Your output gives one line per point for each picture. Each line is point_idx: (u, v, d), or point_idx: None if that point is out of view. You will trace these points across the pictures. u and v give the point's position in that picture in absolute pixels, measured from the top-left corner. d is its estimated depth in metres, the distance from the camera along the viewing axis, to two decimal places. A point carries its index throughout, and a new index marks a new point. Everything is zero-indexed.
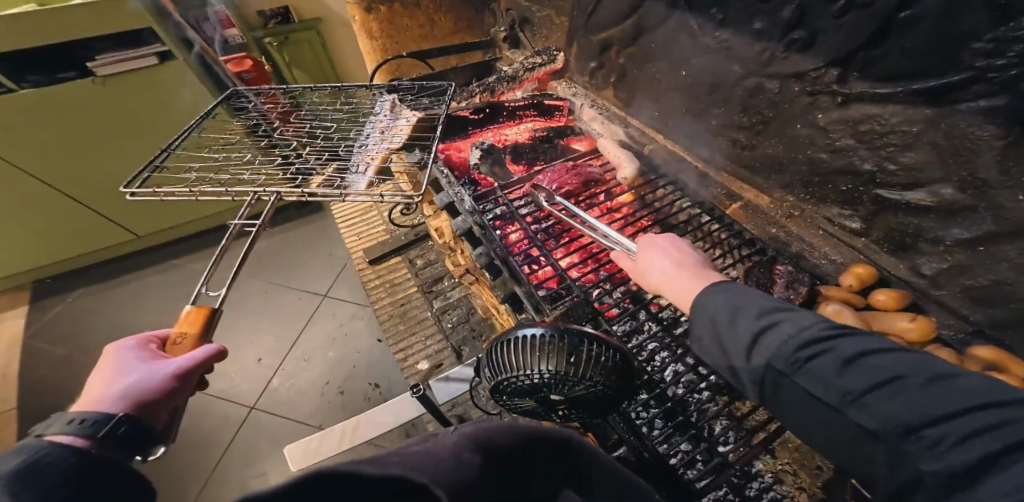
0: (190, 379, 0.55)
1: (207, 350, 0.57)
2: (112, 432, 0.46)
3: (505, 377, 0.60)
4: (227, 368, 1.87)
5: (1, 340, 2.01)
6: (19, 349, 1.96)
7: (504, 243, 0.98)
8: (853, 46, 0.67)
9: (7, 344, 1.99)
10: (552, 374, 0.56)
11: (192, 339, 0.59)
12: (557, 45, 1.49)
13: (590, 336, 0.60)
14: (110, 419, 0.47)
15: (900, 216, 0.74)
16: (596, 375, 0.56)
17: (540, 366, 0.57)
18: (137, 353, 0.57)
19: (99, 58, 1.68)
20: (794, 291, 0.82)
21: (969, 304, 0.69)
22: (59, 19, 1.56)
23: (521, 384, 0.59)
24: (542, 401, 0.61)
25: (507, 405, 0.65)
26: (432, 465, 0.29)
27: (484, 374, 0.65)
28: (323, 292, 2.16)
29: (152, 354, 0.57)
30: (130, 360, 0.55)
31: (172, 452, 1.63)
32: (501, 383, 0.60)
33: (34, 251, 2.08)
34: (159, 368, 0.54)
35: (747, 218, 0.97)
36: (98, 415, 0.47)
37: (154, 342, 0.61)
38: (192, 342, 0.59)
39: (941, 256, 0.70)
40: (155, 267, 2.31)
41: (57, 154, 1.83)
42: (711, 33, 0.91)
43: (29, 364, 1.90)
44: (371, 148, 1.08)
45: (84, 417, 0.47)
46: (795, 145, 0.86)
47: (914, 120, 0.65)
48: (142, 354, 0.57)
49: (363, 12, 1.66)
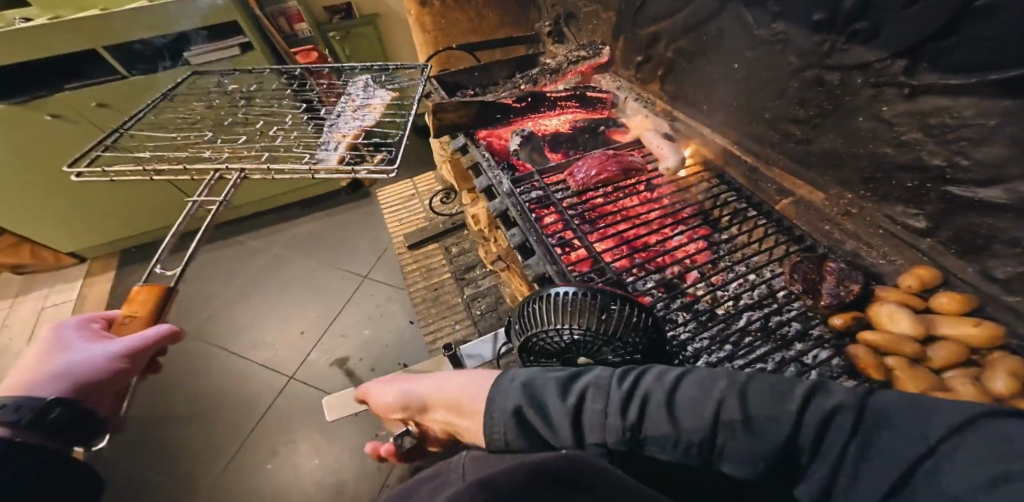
0: (137, 359, 0.60)
1: (156, 331, 0.61)
2: (43, 416, 0.49)
3: (535, 333, 0.68)
4: (273, 338, 2.00)
5: (89, 300, 2.26)
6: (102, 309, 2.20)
7: (539, 225, 1.00)
8: (923, 36, 0.63)
9: (93, 304, 2.24)
10: (582, 332, 0.64)
11: (142, 318, 0.64)
12: (603, 39, 1.50)
13: (618, 297, 0.67)
14: (40, 404, 0.50)
15: (973, 216, 0.68)
16: (622, 332, 0.63)
17: (568, 325, 0.66)
18: (76, 331, 0.61)
19: (195, 50, 1.89)
20: (845, 287, 0.78)
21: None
22: (165, 15, 1.75)
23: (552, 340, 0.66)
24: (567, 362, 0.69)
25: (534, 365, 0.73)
26: None
27: (515, 335, 0.73)
28: (363, 274, 2.28)
29: (95, 333, 0.62)
30: (69, 337, 0.60)
31: (219, 412, 1.76)
32: (531, 340, 0.68)
33: (125, 221, 2.35)
34: (102, 349, 0.58)
35: (799, 215, 0.93)
36: (25, 401, 0.49)
37: (98, 321, 0.65)
38: (143, 320, 0.64)
39: (1017, 259, 0.64)
40: (219, 242, 2.53)
41: None
42: (767, 25, 0.89)
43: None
44: (343, 127, 1.15)
45: (6, 403, 0.48)
46: (856, 139, 0.81)
47: (991, 113, 0.60)
48: (83, 333, 0.61)
49: (418, 7, 1.76)
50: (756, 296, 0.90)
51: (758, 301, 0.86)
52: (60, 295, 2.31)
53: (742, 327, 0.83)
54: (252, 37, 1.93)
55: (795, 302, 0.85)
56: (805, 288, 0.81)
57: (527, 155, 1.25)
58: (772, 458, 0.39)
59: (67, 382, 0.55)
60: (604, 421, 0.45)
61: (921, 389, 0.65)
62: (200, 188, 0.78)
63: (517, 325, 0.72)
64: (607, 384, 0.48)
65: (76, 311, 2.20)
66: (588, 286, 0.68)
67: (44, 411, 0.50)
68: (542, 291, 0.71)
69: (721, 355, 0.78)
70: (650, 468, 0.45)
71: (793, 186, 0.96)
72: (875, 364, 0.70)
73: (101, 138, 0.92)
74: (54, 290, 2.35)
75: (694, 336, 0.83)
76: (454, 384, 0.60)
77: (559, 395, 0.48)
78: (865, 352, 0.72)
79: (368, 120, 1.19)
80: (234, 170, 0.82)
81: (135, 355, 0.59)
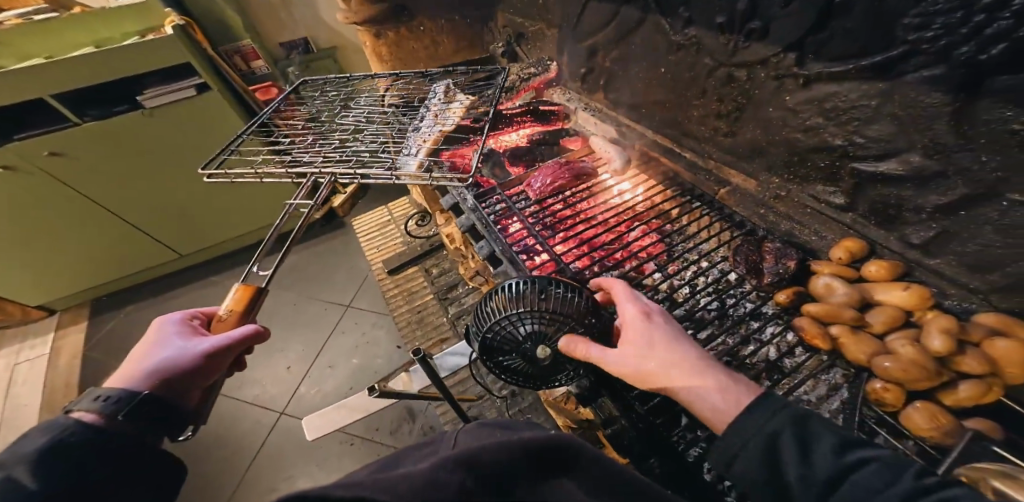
0: (222, 358, 0.62)
1: (241, 332, 0.64)
2: (134, 410, 0.53)
3: (489, 329, 0.74)
4: (260, 375, 1.99)
5: (64, 353, 2.20)
6: (79, 361, 2.14)
7: (504, 235, 1.07)
8: (804, 30, 0.74)
9: (69, 357, 2.17)
10: (532, 319, 0.71)
11: (234, 316, 0.68)
12: (549, 56, 1.59)
13: (558, 281, 0.75)
14: (133, 398, 0.53)
15: (881, 188, 0.78)
16: (562, 308, 0.70)
17: (520, 314, 0.72)
18: (177, 327, 0.66)
19: (149, 93, 1.89)
20: (783, 263, 0.85)
21: (966, 272, 0.72)
22: (110, 59, 1.74)
23: (507, 331, 0.73)
24: (527, 358, 0.73)
25: (498, 365, 0.77)
26: (403, 487, 0.33)
27: (474, 338, 0.78)
28: (346, 303, 2.29)
29: (190, 330, 0.66)
30: (167, 334, 0.64)
31: (214, 451, 1.75)
32: (483, 337, 0.75)
33: (96, 270, 2.33)
34: (192, 346, 0.62)
35: (736, 202, 1.01)
36: (122, 394, 0.53)
37: (198, 318, 0.70)
38: (233, 319, 0.68)
39: (925, 224, 0.74)
40: (196, 283, 2.51)
41: (118, 178, 2.05)
42: (681, 31, 0.98)
43: (87, 373, 2.07)
44: (424, 131, 1.27)
45: (108, 396, 0.52)
46: (770, 128, 0.91)
47: (871, 95, 0.71)
48: (182, 330, 0.65)
49: (372, 38, 1.83)
50: (710, 280, 0.96)
51: (715, 288, 0.92)
52: (31, 351, 2.24)
53: (699, 311, 0.90)
54: (209, 79, 1.96)
55: (745, 284, 0.91)
56: (748, 269, 0.88)
57: (490, 172, 1.29)
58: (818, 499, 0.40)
59: (156, 376, 0.58)
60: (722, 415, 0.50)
61: (866, 353, 0.70)
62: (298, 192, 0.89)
63: (473, 327, 0.78)
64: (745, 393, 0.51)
65: (51, 366, 2.13)
66: (522, 278, 0.77)
67: (137, 404, 0.53)
68: (490, 291, 0.79)
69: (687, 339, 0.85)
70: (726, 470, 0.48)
71: (729, 177, 1.05)
72: (821, 335, 0.75)
73: (228, 143, 1.03)
74: (24, 346, 2.27)
75: None
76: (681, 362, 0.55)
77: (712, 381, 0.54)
78: (810, 323, 0.77)
79: (449, 123, 1.32)
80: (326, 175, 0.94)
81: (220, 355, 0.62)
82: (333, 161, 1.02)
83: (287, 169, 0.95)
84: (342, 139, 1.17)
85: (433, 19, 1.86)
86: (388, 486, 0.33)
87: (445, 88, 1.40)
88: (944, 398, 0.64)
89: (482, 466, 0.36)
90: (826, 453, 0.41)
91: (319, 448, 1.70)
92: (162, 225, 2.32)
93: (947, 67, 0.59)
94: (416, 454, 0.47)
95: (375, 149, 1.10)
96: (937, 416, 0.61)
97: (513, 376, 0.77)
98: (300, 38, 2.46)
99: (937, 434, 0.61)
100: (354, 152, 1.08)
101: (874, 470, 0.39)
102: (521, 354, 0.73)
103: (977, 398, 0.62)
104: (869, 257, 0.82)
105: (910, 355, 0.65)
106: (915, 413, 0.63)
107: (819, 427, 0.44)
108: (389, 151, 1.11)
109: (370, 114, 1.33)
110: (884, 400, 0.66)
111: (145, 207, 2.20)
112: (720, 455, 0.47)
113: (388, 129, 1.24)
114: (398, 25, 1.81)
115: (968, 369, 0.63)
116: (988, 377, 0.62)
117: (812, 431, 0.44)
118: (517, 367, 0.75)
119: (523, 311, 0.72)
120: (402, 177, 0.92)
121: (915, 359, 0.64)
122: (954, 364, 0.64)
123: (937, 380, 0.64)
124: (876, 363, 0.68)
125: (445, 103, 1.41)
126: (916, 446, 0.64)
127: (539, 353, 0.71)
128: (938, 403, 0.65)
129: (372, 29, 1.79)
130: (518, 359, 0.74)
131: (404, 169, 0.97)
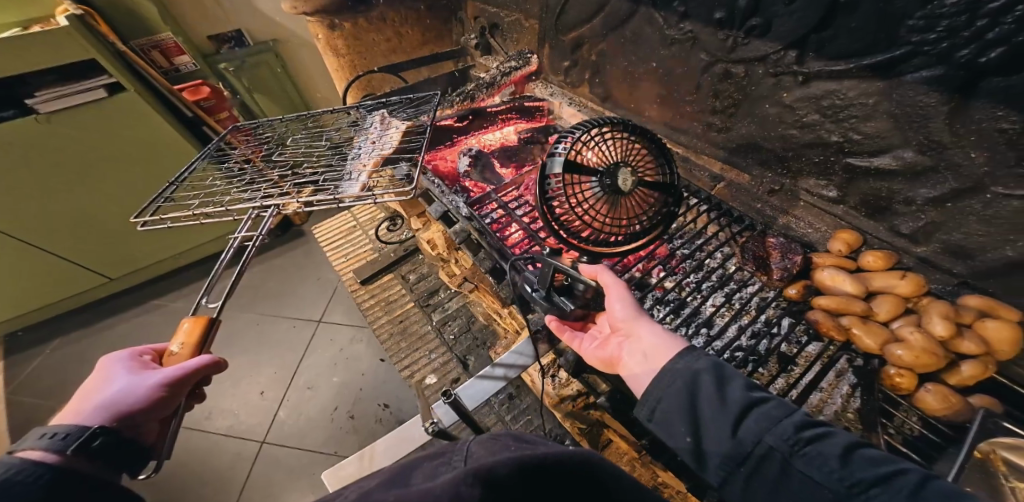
0: (181, 388, 0.60)
1: (199, 360, 0.62)
2: (87, 445, 0.51)
3: (581, 143, 0.81)
4: (230, 404, 1.82)
5: None
6: (6, 408, 1.87)
7: (504, 242, 1.01)
8: (808, 27, 0.75)
9: None
10: (614, 134, 0.83)
11: (188, 349, 0.65)
12: (529, 48, 1.53)
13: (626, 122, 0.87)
14: (84, 433, 0.51)
15: (872, 182, 0.82)
16: (636, 137, 0.85)
17: (606, 134, 0.82)
18: (128, 363, 0.62)
19: (38, 94, 1.56)
20: (789, 260, 0.88)
21: (949, 257, 0.78)
22: None
23: (595, 147, 0.82)
24: (610, 173, 0.80)
25: (573, 189, 0.82)
26: None
27: (555, 161, 0.81)
28: (317, 318, 2.12)
29: (142, 364, 0.63)
30: (117, 370, 0.61)
31: (191, 490, 1.59)
32: (574, 155, 0.81)
33: (7, 304, 2.00)
34: (146, 378, 0.59)
35: (732, 197, 1.05)
36: (72, 429, 0.52)
37: (148, 353, 0.67)
38: (189, 351, 0.65)
39: (915, 215, 0.79)
40: (137, 308, 2.24)
41: (21, 200, 1.73)
42: (676, 25, 0.98)
43: (18, 421, 1.82)
44: (364, 156, 1.12)
45: (57, 432, 0.51)
46: (766, 124, 0.93)
47: (869, 93, 0.73)
48: (135, 364, 0.62)
49: (326, 31, 1.67)
50: (716, 278, 0.98)
51: (721, 282, 0.95)
52: None
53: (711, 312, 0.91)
54: (120, 77, 1.66)
55: (753, 281, 0.94)
56: (757, 267, 0.91)
57: (480, 176, 1.24)
58: (785, 453, 0.44)
59: (109, 412, 0.56)
60: (721, 400, 0.49)
61: (878, 342, 0.76)
62: (241, 225, 0.84)
63: (562, 134, 0.83)
64: (725, 377, 0.52)
65: None
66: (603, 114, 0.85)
67: (88, 439, 0.51)
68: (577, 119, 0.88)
69: (709, 341, 0.86)
70: (711, 434, 0.49)
71: (722, 172, 1.08)
72: (835, 326, 0.80)
73: (162, 192, 0.95)
74: None
75: (674, 327, 0.89)
76: (649, 339, 0.60)
77: (690, 363, 0.54)
78: (823, 316, 0.82)
79: (388, 147, 1.14)
80: (269, 207, 0.87)
81: (177, 385, 0.59)
82: (270, 194, 0.93)
83: (225, 207, 0.88)
84: (280, 173, 1.06)
85: (395, 9, 1.73)
86: None
87: (382, 115, 1.26)
88: (950, 378, 0.72)
89: (501, 481, 0.37)
90: (737, 389, 0.50)
91: (309, 473, 1.60)
92: (85, 248, 2.01)
93: (946, 69, 0.62)
94: (428, 468, 0.45)
95: (314, 180, 1.00)
96: (947, 397, 0.69)
97: (582, 210, 0.82)
98: (234, 30, 2.19)
99: (947, 411, 0.69)
100: (292, 185, 0.98)
101: (770, 407, 0.47)
102: (602, 180, 0.81)
103: (978, 377, 0.69)
104: (861, 246, 0.89)
105: (920, 342, 0.71)
106: (929, 396, 0.70)
107: (732, 369, 0.53)
108: (329, 181, 1.01)
109: (311, 148, 1.21)
110: (899, 385, 0.73)
111: (61, 229, 1.89)
112: (646, 405, 0.55)
113: (328, 162, 1.13)
114: (356, 16, 1.66)
115: (966, 351, 0.71)
116: (983, 356, 0.70)
117: (728, 375, 0.52)
118: (590, 196, 0.82)
119: (616, 133, 0.83)
120: (345, 199, 0.88)
121: (925, 346, 0.71)
122: (954, 347, 0.71)
123: (943, 363, 0.71)
124: (889, 351, 0.74)
125: (383, 129, 1.24)
126: (923, 421, 0.72)
127: (620, 182, 0.81)
128: (945, 383, 0.72)
129: (326, 21, 1.64)
130: (601, 187, 0.81)
131: (346, 194, 0.90)
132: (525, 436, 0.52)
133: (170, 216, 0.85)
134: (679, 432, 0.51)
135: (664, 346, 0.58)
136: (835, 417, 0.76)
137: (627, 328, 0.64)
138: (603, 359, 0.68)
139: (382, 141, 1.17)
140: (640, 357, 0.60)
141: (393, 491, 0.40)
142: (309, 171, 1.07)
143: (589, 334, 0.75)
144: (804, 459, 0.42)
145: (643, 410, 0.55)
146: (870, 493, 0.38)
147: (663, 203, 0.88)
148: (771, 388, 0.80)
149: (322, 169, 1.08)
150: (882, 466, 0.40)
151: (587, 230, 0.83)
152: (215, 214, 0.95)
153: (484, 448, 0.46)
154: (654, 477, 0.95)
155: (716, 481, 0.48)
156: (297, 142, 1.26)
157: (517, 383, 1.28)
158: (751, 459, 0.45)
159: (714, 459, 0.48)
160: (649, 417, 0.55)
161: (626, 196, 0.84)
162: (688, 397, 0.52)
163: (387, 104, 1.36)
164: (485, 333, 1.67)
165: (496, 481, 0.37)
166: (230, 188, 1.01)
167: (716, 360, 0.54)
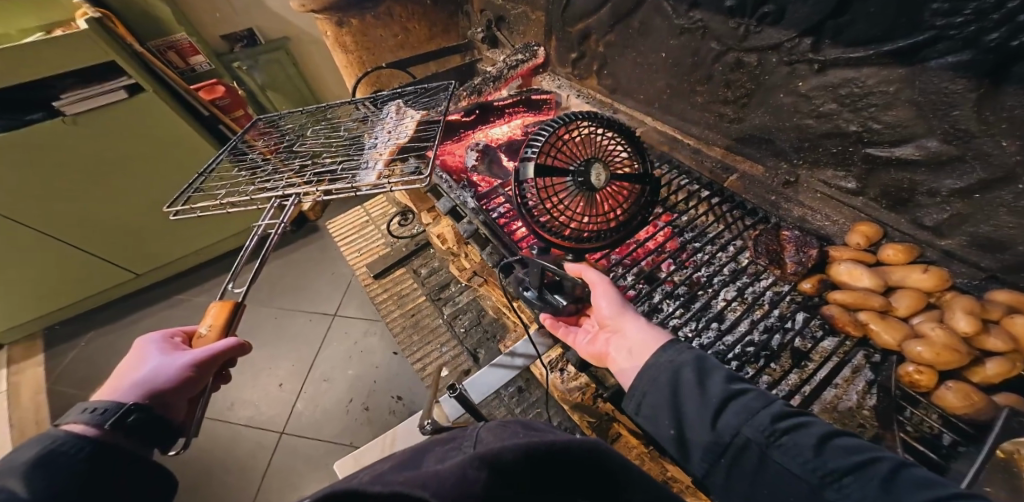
0: (207, 369, 0.63)
1: (226, 343, 0.65)
2: (122, 420, 0.53)
3: (549, 144, 0.80)
4: (250, 395, 1.88)
5: (25, 390, 2.02)
6: (45, 397, 1.98)
7: (511, 237, 1.01)
8: (824, 14, 0.72)
9: (31, 394, 2.00)
10: (594, 125, 0.83)
11: (216, 332, 0.68)
12: (536, 40, 1.50)
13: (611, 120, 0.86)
14: (121, 408, 0.54)
15: (892, 173, 0.79)
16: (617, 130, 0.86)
17: (582, 128, 0.83)
18: (159, 346, 0.65)
19: (65, 96, 1.61)
20: (805, 254, 0.87)
21: (976, 251, 0.75)
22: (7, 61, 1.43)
23: (572, 140, 0.82)
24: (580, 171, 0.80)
25: (548, 192, 0.82)
26: (435, 482, 0.35)
27: (527, 161, 0.80)
28: (332, 311, 2.17)
29: (173, 346, 0.66)
30: (150, 351, 0.64)
31: (217, 476, 1.66)
32: (548, 152, 0.81)
33: (43, 299, 2.10)
34: (176, 360, 0.62)
35: (746, 189, 1.02)
36: (110, 404, 0.54)
37: (179, 336, 0.70)
38: (216, 334, 0.68)
39: (939, 207, 0.76)
40: (162, 303, 2.33)
41: (52, 200, 1.80)
42: (685, 14, 0.95)
43: (57, 409, 1.92)
44: (380, 145, 1.13)
45: (97, 407, 0.53)
46: (781, 114, 0.90)
47: (891, 80, 0.70)
48: (165, 346, 0.65)
49: (335, 28, 1.68)
50: (728, 271, 0.96)
51: (732, 276, 0.93)
52: None
53: (721, 306, 0.90)
54: (139, 79, 1.70)
55: (766, 274, 0.92)
56: (770, 261, 0.89)
57: (488, 170, 1.24)
58: (762, 444, 0.43)
59: (142, 389, 0.58)
60: (700, 393, 0.49)
61: (896, 338, 0.74)
62: (262, 215, 0.85)
63: (532, 136, 0.81)
64: (706, 370, 0.51)
65: (12, 405, 1.96)
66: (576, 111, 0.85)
67: (123, 415, 0.53)
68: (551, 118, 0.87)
69: (719, 336, 0.85)
70: (692, 428, 0.48)
71: (735, 164, 1.06)
72: (851, 322, 0.78)
73: (192, 181, 0.99)
74: None
75: (684, 322, 0.88)
76: (634, 334, 0.62)
77: (673, 357, 0.54)
78: (839, 311, 0.80)
79: (403, 137, 1.14)
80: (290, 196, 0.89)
81: (205, 364, 0.62)
82: (292, 184, 0.95)
83: (248, 197, 0.89)
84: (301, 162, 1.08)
85: (402, 4, 1.72)
86: (424, 481, 0.35)
87: (397, 105, 1.26)
88: (974, 375, 0.69)
89: (506, 467, 0.38)
90: (717, 381, 0.49)
91: (327, 462, 1.65)
92: (112, 245, 2.09)
93: (975, 53, 0.59)
94: (440, 451, 0.46)
95: (333, 170, 1.03)
96: (969, 395, 0.66)
97: (559, 212, 0.82)
98: (246, 29, 2.22)
99: (969, 410, 0.66)
100: (312, 175, 1.00)
101: (749, 398, 0.47)
102: (575, 179, 0.80)
103: (1005, 375, 0.66)
104: (882, 239, 0.85)
105: (942, 338, 0.69)
106: (949, 394, 0.68)
107: (715, 362, 0.52)
108: (347, 170, 1.02)
109: (330, 139, 1.23)
110: (918, 382, 0.70)
111: (89, 228, 1.97)
112: (633, 398, 0.55)
113: (345, 152, 1.14)
114: (363, 13, 1.66)
115: (992, 348, 0.68)
116: (1011, 353, 0.67)
117: (710, 368, 0.52)
118: (567, 198, 0.82)
119: (590, 129, 0.83)
120: (362, 187, 0.89)
121: (947, 342, 0.68)
122: (979, 344, 0.69)
123: (966, 360, 0.69)
124: (908, 348, 0.71)
125: (398, 119, 1.25)
126: (944, 419, 0.69)
127: (593, 178, 0.79)
128: (968, 381, 0.70)
129: (334, 18, 1.64)
130: (575, 187, 0.81)
131: (364, 183, 0.92)
132: (534, 424, 0.52)
133: (200, 205, 0.87)
134: (663, 424, 0.51)
135: (646, 342, 0.59)
136: (849, 414, 0.75)
137: (613, 324, 0.66)
138: (595, 354, 0.70)
139: (397, 132, 1.18)
140: (626, 353, 0.61)
141: (405, 471, 0.40)
142: (328, 161, 1.09)
143: (583, 329, 0.76)
144: (781, 450, 0.42)
145: (630, 404, 0.56)
146: (842, 483, 0.38)
147: (642, 193, 0.87)
148: (783, 385, 0.80)
149: (340, 159, 1.10)
150: (857, 454, 0.40)
151: (568, 229, 0.82)
152: (240, 205, 0.97)
153: (493, 434, 0.47)
154: (663, 472, 0.95)
155: (701, 472, 0.48)
156: (316, 132, 1.28)
157: (527, 377, 1.29)
158: (731, 451, 0.45)
159: (696, 451, 0.48)
160: (635, 411, 0.55)
161: (600, 191, 0.83)
162: (670, 390, 0.51)
163: (402, 95, 1.37)
164: (495, 326, 1.67)
165: (502, 466, 0.38)
166: (254, 178, 1.03)
167: (699, 353, 0.54)
